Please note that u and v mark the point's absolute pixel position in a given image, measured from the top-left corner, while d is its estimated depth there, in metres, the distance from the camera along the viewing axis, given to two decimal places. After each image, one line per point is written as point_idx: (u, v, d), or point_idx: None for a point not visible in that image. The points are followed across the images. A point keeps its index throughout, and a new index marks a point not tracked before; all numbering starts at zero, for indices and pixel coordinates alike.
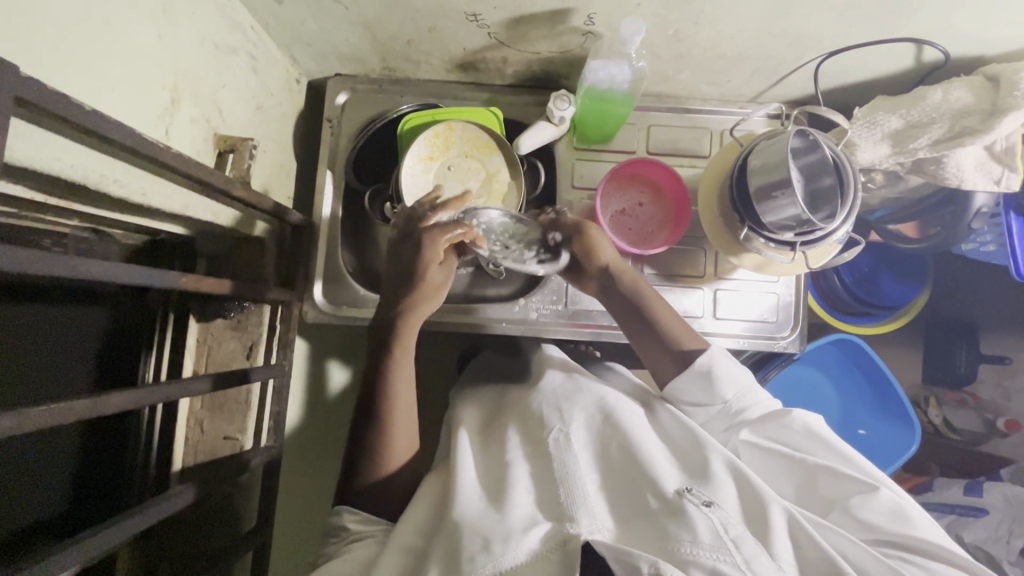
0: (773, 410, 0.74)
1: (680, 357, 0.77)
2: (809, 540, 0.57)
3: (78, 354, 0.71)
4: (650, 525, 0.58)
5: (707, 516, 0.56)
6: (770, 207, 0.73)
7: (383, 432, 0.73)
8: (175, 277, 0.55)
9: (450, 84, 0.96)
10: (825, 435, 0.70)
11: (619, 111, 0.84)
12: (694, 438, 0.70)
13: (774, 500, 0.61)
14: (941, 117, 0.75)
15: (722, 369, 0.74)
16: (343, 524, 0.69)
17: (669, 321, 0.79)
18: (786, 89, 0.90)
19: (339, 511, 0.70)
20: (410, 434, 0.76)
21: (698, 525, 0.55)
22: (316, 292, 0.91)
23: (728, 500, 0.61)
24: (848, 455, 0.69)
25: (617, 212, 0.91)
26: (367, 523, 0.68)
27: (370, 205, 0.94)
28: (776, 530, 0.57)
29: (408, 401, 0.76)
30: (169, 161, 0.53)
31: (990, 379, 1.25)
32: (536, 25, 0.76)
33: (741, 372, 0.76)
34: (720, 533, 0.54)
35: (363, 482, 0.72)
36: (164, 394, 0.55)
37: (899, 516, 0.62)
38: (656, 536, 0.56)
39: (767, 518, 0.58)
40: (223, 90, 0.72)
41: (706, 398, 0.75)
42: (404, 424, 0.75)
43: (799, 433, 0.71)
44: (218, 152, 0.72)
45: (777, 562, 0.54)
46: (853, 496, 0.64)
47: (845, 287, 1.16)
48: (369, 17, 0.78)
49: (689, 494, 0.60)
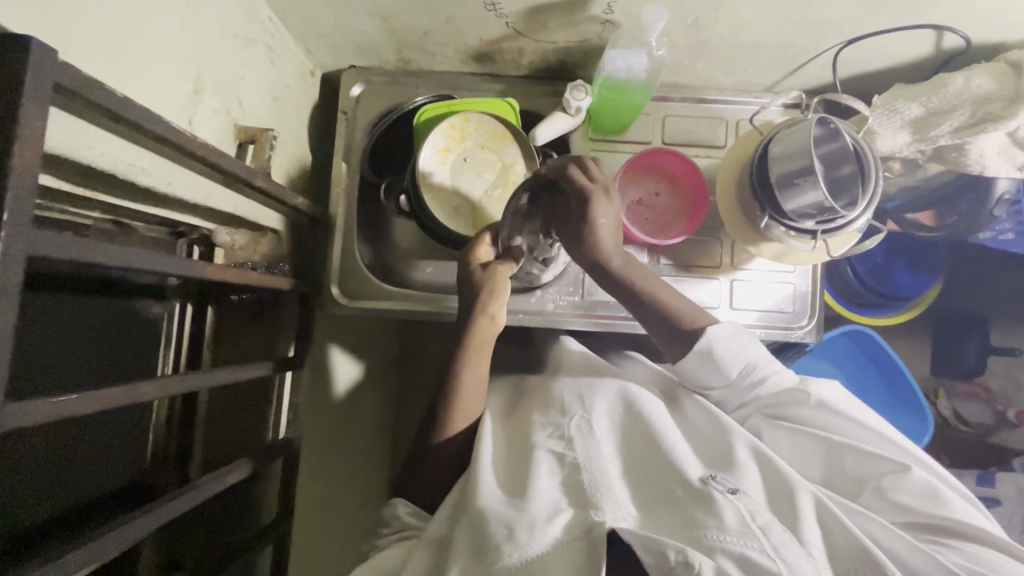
0: (790, 389, 0.73)
1: (685, 337, 0.74)
2: (838, 527, 0.57)
3: (110, 347, 0.70)
4: (676, 511, 0.58)
5: (733, 503, 0.56)
6: (791, 195, 0.73)
7: (448, 411, 0.76)
8: (200, 268, 0.56)
9: (464, 76, 0.95)
10: (848, 415, 0.70)
11: (636, 101, 0.85)
12: (717, 423, 0.70)
13: (801, 487, 0.61)
14: (962, 104, 0.75)
15: (722, 348, 0.73)
16: (396, 515, 0.69)
17: (673, 301, 0.77)
18: (803, 78, 0.90)
19: (395, 503, 0.71)
20: (469, 418, 0.77)
21: (725, 512, 0.55)
22: (332, 284, 0.92)
23: (754, 487, 0.61)
24: (873, 433, 0.69)
25: (634, 202, 0.91)
26: (420, 519, 0.69)
27: (384, 197, 0.94)
28: (805, 518, 0.57)
29: (475, 396, 0.78)
30: (195, 150, 0.53)
31: (1001, 370, 1.26)
32: (554, 15, 0.76)
33: (747, 349, 0.73)
34: (748, 520, 0.54)
35: (425, 448, 0.74)
36: (186, 385, 0.56)
37: (931, 496, 0.62)
38: (684, 522, 0.56)
39: (796, 506, 0.58)
40: (243, 81, 0.72)
41: (717, 380, 0.74)
42: (463, 416, 0.76)
43: (817, 410, 0.71)
44: (238, 143, 0.72)
45: (807, 549, 0.54)
46: (883, 476, 0.64)
47: (858, 279, 1.16)
48: (386, 8, 0.78)
49: (714, 481, 0.60)
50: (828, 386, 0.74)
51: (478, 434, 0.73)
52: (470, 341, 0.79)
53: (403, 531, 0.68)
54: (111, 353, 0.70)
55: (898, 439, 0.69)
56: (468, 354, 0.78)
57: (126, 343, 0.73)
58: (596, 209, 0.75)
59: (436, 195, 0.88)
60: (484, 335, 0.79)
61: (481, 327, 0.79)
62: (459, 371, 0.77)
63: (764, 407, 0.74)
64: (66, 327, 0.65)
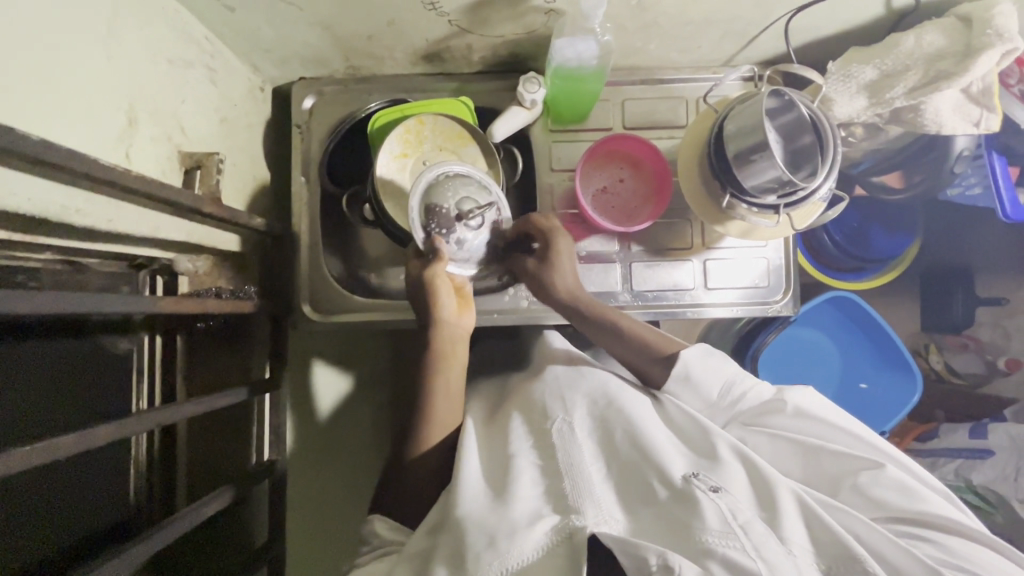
0: (768, 399, 0.73)
1: (661, 363, 0.77)
2: (817, 522, 0.56)
3: (76, 389, 0.71)
4: (660, 514, 0.58)
5: (714, 503, 0.56)
6: (750, 172, 0.71)
7: (424, 421, 0.75)
8: (150, 302, 0.56)
9: (417, 78, 0.94)
10: (828, 418, 0.70)
11: (590, 88, 0.84)
12: (697, 423, 0.70)
13: (782, 485, 0.60)
14: (916, 64, 0.73)
15: (698, 370, 0.74)
16: (374, 530, 0.69)
17: (649, 334, 0.80)
18: (757, 50, 0.88)
19: (371, 518, 0.70)
20: (446, 427, 0.76)
21: (706, 512, 0.55)
22: (303, 301, 0.91)
23: (737, 485, 0.61)
24: (845, 431, 0.69)
25: (598, 190, 0.91)
26: (400, 533, 0.68)
27: (347, 207, 0.92)
28: (786, 514, 0.57)
29: (450, 403, 0.77)
30: (128, 184, 0.52)
31: (989, 321, 1.27)
32: (495, 8, 0.74)
33: (724, 367, 0.75)
34: (728, 519, 0.54)
35: (409, 458, 0.74)
36: (149, 422, 0.57)
37: (908, 492, 0.62)
38: (668, 527, 0.56)
39: (777, 500, 0.58)
40: (183, 105, 0.70)
41: (701, 402, 0.75)
42: (445, 414, 0.77)
43: (793, 418, 0.70)
44: (185, 170, 0.70)
45: (787, 547, 0.53)
46: (860, 473, 0.64)
47: (834, 244, 1.15)
48: (326, 16, 0.76)
49: (697, 480, 0.60)
50: (806, 393, 0.73)
51: (462, 438, 0.73)
52: (436, 348, 0.77)
53: (382, 548, 0.67)
54: (77, 396, 0.71)
55: (878, 439, 0.69)
56: (437, 360, 0.77)
57: (95, 383, 0.73)
58: (558, 246, 0.84)
59: (397, 202, 0.87)
60: (444, 343, 0.78)
61: (441, 334, 0.78)
62: (429, 379, 0.77)
63: (743, 417, 0.74)
64: (13, 377, 0.64)
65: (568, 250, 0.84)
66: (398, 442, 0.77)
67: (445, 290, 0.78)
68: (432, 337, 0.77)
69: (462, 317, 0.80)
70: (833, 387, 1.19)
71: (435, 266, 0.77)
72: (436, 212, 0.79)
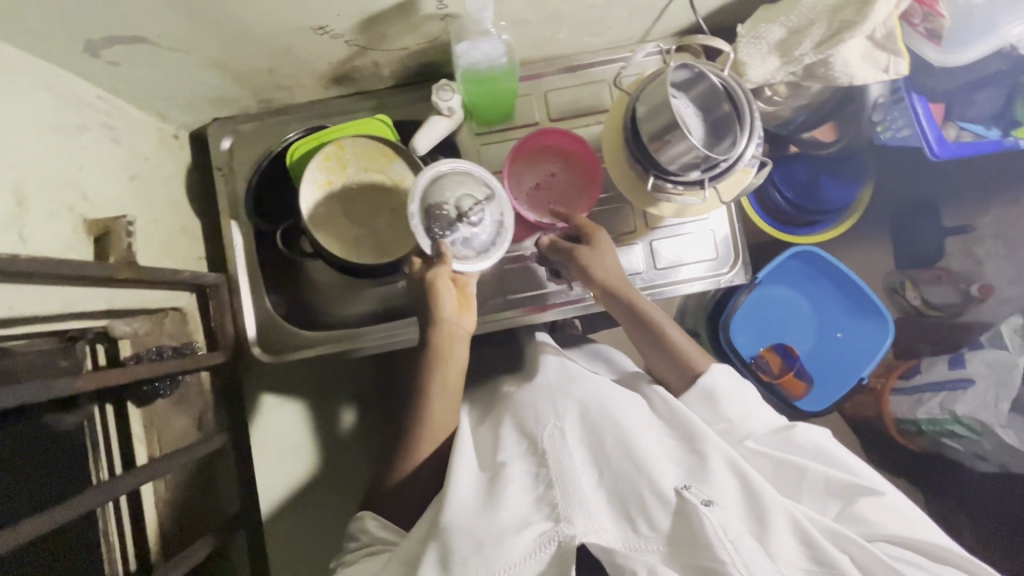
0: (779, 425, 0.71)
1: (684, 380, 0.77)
2: (812, 541, 0.54)
3: (31, 474, 0.70)
4: (652, 530, 0.56)
5: (708, 520, 0.54)
6: (668, 153, 0.70)
7: (415, 433, 0.75)
8: (64, 385, 0.52)
9: (332, 101, 0.92)
10: (832, 450, 0.69)
11: (504, 87, 0.81)
12: (693, 428, 0.67)
13: (777, 506, 0.57)
14: (819, 17, 0.72)
15: (725, 392, 0.73)
16: (365, 527, 0.70)
17: (679, 346, 0.80)
18: (670, 22, 0.87)
19: (362, 514, 0.71)
20: (437, 437, 0.75)
21: (698, 534, 0.53)
22: (254, 344, 0.90)
23: (727, 494, 0.59)
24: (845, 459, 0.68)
25: (532, 188, 0.89)
26: (391, 532, 0.69)
27: (284, 248, 0.90)
28: (775, 529, 0.55)
29: (447, 407, 0.77)
30: (20, 269, 0.50)
31: (959, 250, 1.27)
32: (389, 23, 0.72)
33: (750, 401, 0.73)
34: (721, 538, 0.53)
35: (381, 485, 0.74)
36: (98, 497, 0.55)
37: (906, 520, 0.62)
38: (661, 547, 0.55)
39: (766, 512, 0.57)
40: (83, 171, 0.68)
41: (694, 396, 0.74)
42: (441, 416, 0.76)
43: (803, 445, 0.69)
44: (94, 237, 0.69)
45: (776, 564, 0.53)
46: (859, 499, 0.63)
47: (788, 203, 1.12)
48: (218, 56, 0.73)
49: (689, 492, 0.58)
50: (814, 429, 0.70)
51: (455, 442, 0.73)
52: (435, 347, 0.76)
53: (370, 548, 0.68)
54: (36, 480, 0.70)
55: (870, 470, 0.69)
56: (433, 358, 0.76)
57: (47, 463, 0.72)
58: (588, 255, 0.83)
59: (330, 231, 0.85)
60: (449, 342, 0.77)
61: (447, 330, 0.77)
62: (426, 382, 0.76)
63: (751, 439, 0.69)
64: None
65: (604, 250, 0.82)
66: (387, 463, 0.77)
67: (450, 294, 0.77)
68: (433, 335, 0.77)
69: (464, 317, 0.79)
70: (811, 342, 1.19)
71: (439, 270, 0.75)
72: (436, 215, 0.75)
